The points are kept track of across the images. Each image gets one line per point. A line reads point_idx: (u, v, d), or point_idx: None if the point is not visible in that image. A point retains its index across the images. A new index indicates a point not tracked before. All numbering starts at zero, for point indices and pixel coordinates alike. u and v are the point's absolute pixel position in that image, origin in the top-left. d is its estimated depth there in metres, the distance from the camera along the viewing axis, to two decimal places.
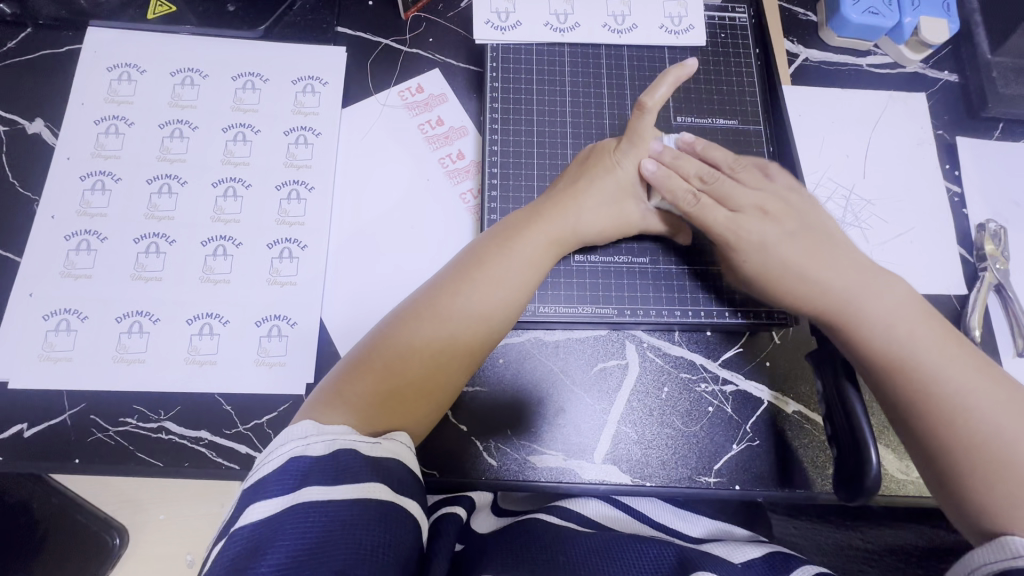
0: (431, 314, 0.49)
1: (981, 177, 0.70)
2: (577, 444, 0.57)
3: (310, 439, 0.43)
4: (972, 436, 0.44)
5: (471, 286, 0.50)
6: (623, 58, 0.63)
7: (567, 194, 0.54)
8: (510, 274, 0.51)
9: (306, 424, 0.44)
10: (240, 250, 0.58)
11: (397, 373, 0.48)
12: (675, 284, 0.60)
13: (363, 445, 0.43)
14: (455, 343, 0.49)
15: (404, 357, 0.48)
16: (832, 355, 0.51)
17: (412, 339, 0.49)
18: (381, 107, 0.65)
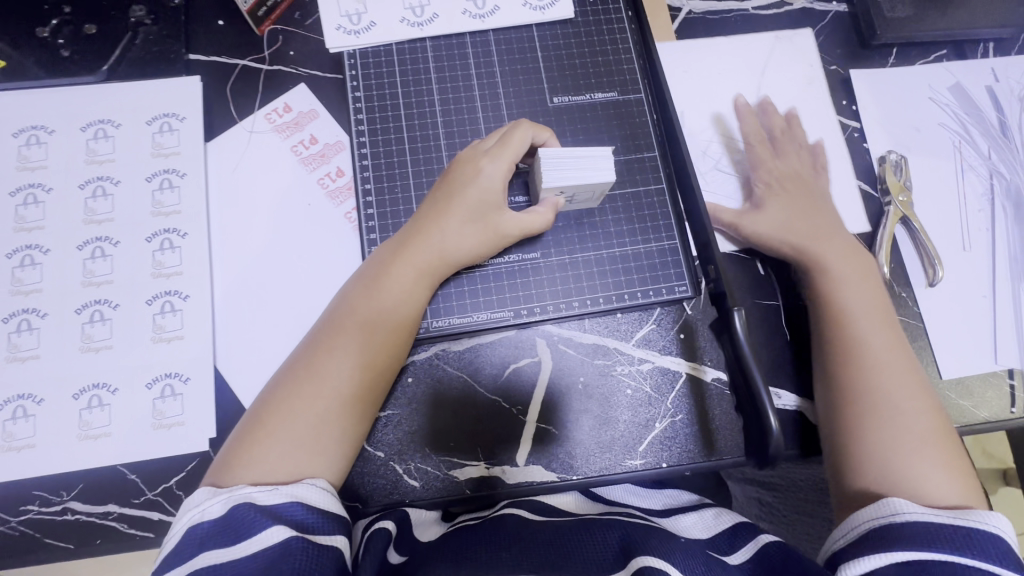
0: (326, 354, 0.49)
1: (879, 109, 0.68)
2: (497, 451, 0.57)
3: (206, 503, 0.43)
4: (871, 395, 0.52)
5: (359, 321, 0.50)
6: (490, 44, 0.60)
7: (432, 215, 0.52)
8: (385, 318, 0.50)
9: (202, 489, 0.43)
10: (118, 312, 0.55)
11: (299, 425, 0.46)
12: (574, 273, 0.58)
13: (257, 497, 0.43)
14: (341, 393, 0.48)
15: (303, 403, 0.47)
16: (728, 326, 0.50)
17: (310, 384, 0.48)
18: (248, 134, 0.62)
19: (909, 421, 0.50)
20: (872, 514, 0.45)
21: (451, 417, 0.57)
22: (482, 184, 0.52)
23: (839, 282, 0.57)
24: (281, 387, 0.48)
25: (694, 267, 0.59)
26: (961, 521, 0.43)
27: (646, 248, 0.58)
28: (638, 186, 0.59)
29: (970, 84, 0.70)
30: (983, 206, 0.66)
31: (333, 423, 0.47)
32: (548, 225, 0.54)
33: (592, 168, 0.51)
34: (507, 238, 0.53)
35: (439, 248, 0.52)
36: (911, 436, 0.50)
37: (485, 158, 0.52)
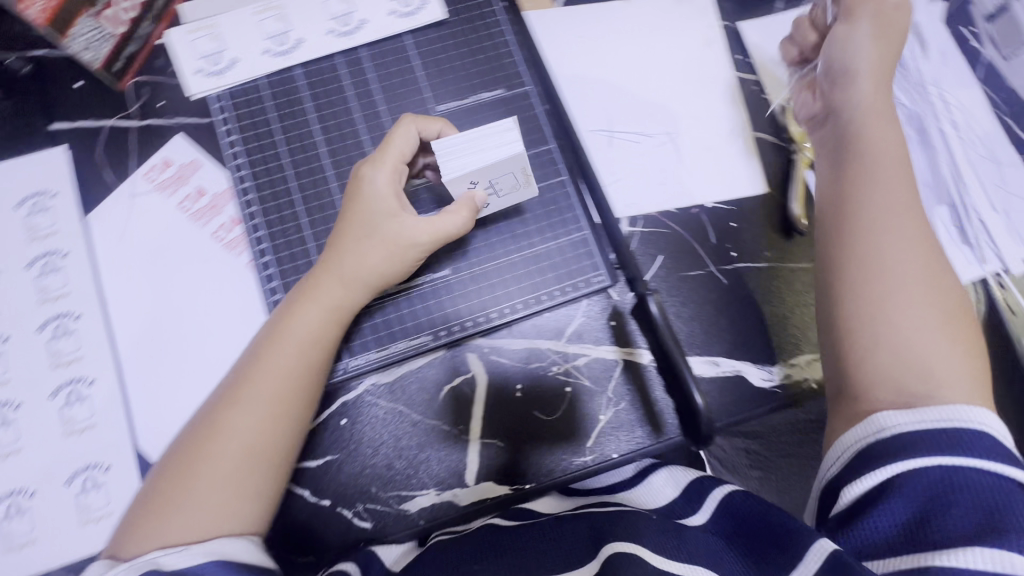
0: (225, 410, 0.47)
1: (774, 57, 0.67)
2: (445, 475, 0.55)
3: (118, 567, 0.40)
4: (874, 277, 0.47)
5: (260, 370, 0.48)
6: (363, 61, 0.57)
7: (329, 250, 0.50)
8: (290, 362, 0.48)
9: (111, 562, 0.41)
10: (21, 412, 0.52)
11: (203, 489, 0.44)
12: (491, 282, 0.57)
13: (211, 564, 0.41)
14: (250, 448, 0.46)
15: (205, 463, 0.45)
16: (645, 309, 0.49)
17: (211, 446, 0.46)
18: (129, 198, 0.58)
19: (910, 299, 0.46)
20: (854, 437, 0.44)
21: (417, 446, 0.56)
22: (372, 192, 0.50)
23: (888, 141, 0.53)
24: (178, 453, 0.46)
25: (609, 254, 0.57)
26: (941, 422, 0.41)
27: (555, 244, 0.57)
28: (539, 181, 0.57)
29: None
30: None
31: (237, 482, 0.45)
32: (467, 220, 0.50)
33: (483, 138, 0.47)
34: (415, 247, 0.51)
35: (346, 272, 0.50)
36: (911, 319, 0.46)
37: (371, 167, 0.51)
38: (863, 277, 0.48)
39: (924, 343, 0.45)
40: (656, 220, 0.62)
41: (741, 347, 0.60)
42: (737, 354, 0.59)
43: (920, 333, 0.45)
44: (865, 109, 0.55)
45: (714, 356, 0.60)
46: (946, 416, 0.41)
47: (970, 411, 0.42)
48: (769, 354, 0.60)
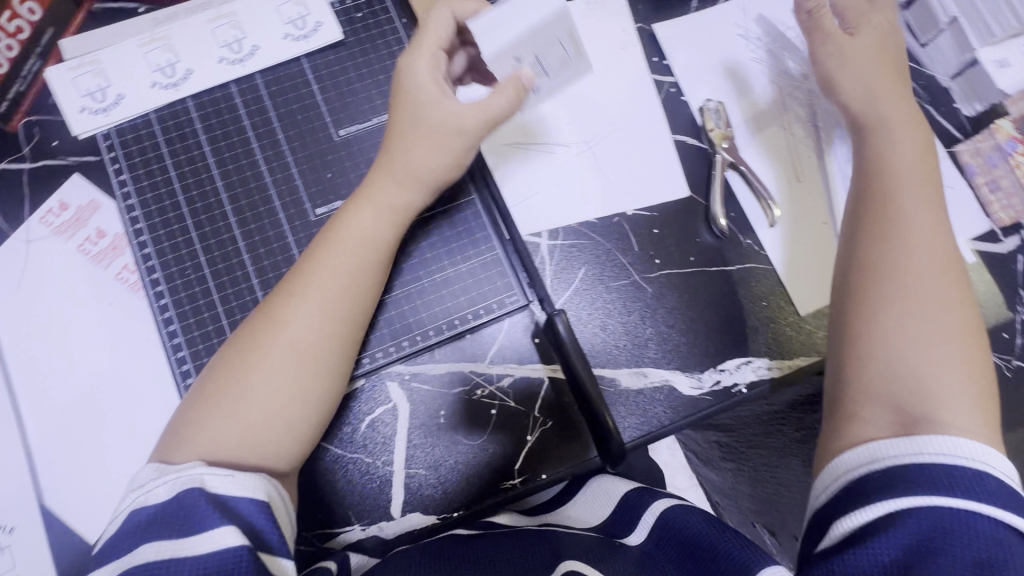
0: (294, 297, 0.48)
1: (691, 58, 0.66)
2: (371, 509, 0.54)
3: (150, 486, 0.41)
4: (899, 290, 0.46)
5: (274, 329, 0.47)
6: (259, 88, 0.55)
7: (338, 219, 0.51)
8: (300, 323, 0.47)
9: (149, 468, 0.42)
10: None
11: (260, 393, 0.45)
12: (407, 308, 0.55)
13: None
14: (262, 412, 0.45)
15: (235, 392, 0.45)
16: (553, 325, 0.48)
17: (279, 339, 0.46)
18: (26, 245, 0.56)
19: (926, 318, 0.45)
20: (853, 463, 0.41)
21: (439, 449, 0.55)
22: (413, 82, 0.50)
23: (903, 138, 0.53)
24: (256, 346, 0.46)
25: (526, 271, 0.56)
26: (947, 458, 0.39)
27: (469, 264, 0.56)
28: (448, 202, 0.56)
29: (775, 12, 0.68)
30: (810, 133, 0.65)
31: (265, 408, 0.45)
32: (508, 105, 0.49)
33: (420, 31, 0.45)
34: (464, 133, 0.50)
35: (355, 234, 0.50)
36: (934, 336, 0.44)
37: (412, 56, 0.51)
38: (893, 294, 0.46)
39: (942, 365, 0.44)
40: (578, 232, 0.61)
41: (668, 357, 0.59)
42: (664, 364, 0.59)
43: (931, 350, 0.44)
44: (885, 106, 0.54)
45: (643, 367, 0.59)
46: (975, 453, 0.39)
47: (993, 453, 0.39)
48: (697, 361, 0.59)
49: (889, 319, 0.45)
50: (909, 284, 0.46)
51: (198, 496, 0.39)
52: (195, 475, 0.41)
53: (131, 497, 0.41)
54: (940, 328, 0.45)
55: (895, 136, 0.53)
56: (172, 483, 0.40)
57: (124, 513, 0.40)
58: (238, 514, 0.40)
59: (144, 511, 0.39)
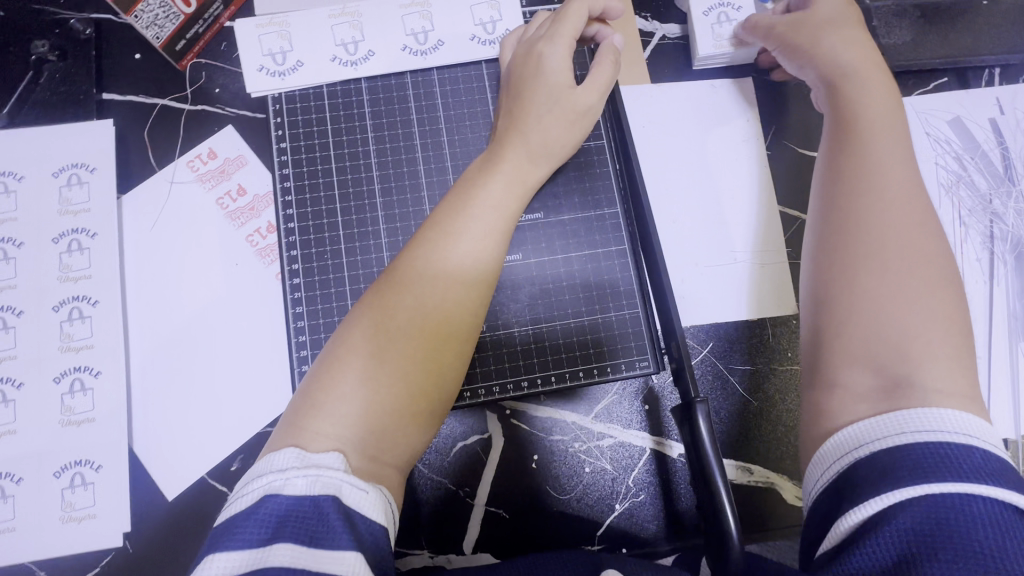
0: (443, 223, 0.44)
1: None
2: (446, 537, 0.52)
3: (289, 474, 0.34)
4: (862, 233, 0.43)
5: (408, 295, 0.42)
6: (434, 84, 0.54)
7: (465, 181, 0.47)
8: (428, 287, 0.42)
9: (293, 451, 0.35)
10: (22, 393, 0.50)
11: (388, 360, 0.40)
12: (534, 344, 0.52)
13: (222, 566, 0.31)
14: (384, 389, 0.39)
15: (354, 360, 0.40)
16: (691, 415, 0.45)
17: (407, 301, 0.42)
18: (169, 186, 0.56)
19: (914, 296, 0.40)
20: (841, 448, 0.37)
21: (528, 496, 0.53)
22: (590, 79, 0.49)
23: (875, 106, 0.49)
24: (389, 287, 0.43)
25: (658, 337, 0.53)
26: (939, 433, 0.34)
27: (604, 316, 0.52)
28: (596, 245, 0.53)
29: (971, 117, 0.63)
30: (980, 255, 0.60)
31: (398, 381, 0.40)
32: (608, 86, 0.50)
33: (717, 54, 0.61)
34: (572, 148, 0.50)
35: (493, 184, 0.46)
36: (915, 312, 0.40)
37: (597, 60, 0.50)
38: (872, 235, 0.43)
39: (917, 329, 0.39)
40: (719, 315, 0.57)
41: (779, 459, 0.55)
42: (774, 467, 0.55)
43: (908, 333, 0.39)
44: (848, 72, 0.51)
45: (752, 465, 0.55)
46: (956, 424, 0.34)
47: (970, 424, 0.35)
48: None
49: (867, 245, 0.43)
50: (894, 239, 0.42)
51: (332, 505, 0.33)
52: (333, 479, 0.35)
53: (267, 479, 0.34)
54: (932, 328, 0.39)
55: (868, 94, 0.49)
56: (311, 482, 0.34)
57: (255, 494, 0.34)
58: (363, 540, 0.33)
59: (278, 502, 0.33)
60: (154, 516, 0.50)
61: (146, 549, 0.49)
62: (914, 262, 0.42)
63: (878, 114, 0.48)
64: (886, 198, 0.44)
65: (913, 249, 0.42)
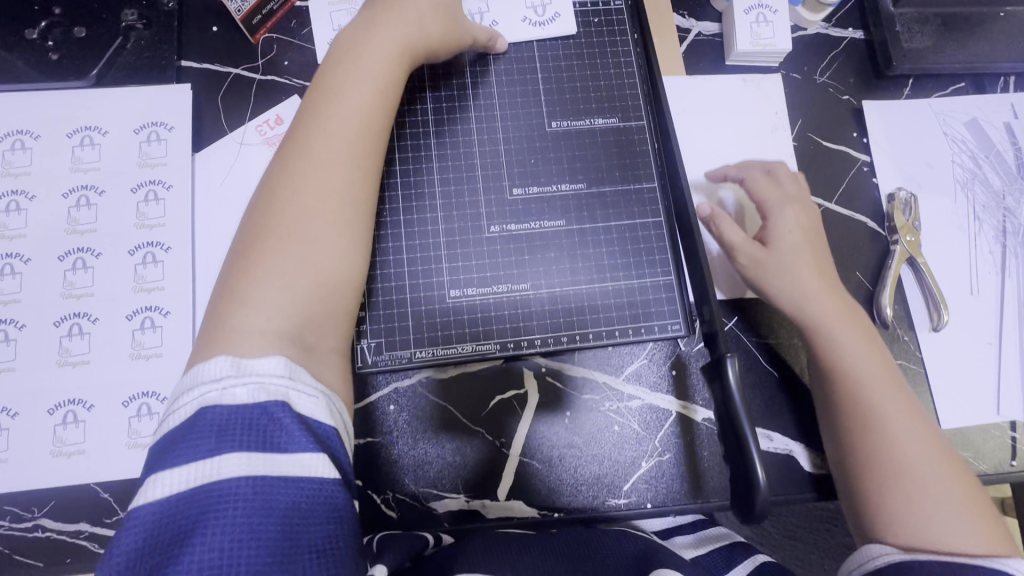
0: (299, 159, 0.45)
1: (891, 142, 0.66)
2: (481, 483, 0.55)
3: (225, 383, 0.37)
4: (869, 428, 0.50)
5: (272, 232, 0.44)
6: (489, 64, 0.59)
7: (314, 113, 0.47)
8: (292, 216, 0.44)
9: (225, 361, 0.38)
10: (97, 327, 0.54)
11: (262, 290, 0.42)
12: (573, 304, 0.55)
13: (223, 462, 0.34)
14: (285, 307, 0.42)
15: (249, 287, 0.42)
16: (720, 373, 0.48)
17: (275, 237, 0.43)
18: (238, 146, 0.60)
19: (931, 490, 0.48)
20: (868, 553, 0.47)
21: (558, 451, 0.56)
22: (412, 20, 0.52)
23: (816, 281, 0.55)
24: (352, 185, 0.46)
25: (689, 305, 0.56)
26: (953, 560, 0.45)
27: (639, 282, 0.56)
28: (634, 216, 0.57)
29: (986, 120, 0.67)
30: (993, 248, 0.64)
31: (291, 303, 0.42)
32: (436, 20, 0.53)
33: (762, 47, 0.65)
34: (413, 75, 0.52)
35: (327, 129, 0.46)
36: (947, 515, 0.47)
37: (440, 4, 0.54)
38: (888, 470, 0.49)
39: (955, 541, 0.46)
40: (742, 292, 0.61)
41: (799, 427, 0.58)
42: (792, 433, 0.58)
43: (935, 516, 0.47)
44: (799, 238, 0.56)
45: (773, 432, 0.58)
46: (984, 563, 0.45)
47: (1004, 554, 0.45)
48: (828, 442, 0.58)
49: (903, 483, 0.48)
50: (914, 466, 0.49)
51: (284, 409, 0.37)
52: (281, 386, 0.38)
53: (202, 392, 0.37)
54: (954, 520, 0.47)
55: (811, 268, 0.55)
56: (255, 389, 0.37)
57: (193, 407, 0.36)
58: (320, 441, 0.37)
59: (216, 413, 0.36)
60: None
61: None
62: (933, 474, 0.49)
63: (856, 345, 0.53)
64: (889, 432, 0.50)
65: (928, 453, 0.49)
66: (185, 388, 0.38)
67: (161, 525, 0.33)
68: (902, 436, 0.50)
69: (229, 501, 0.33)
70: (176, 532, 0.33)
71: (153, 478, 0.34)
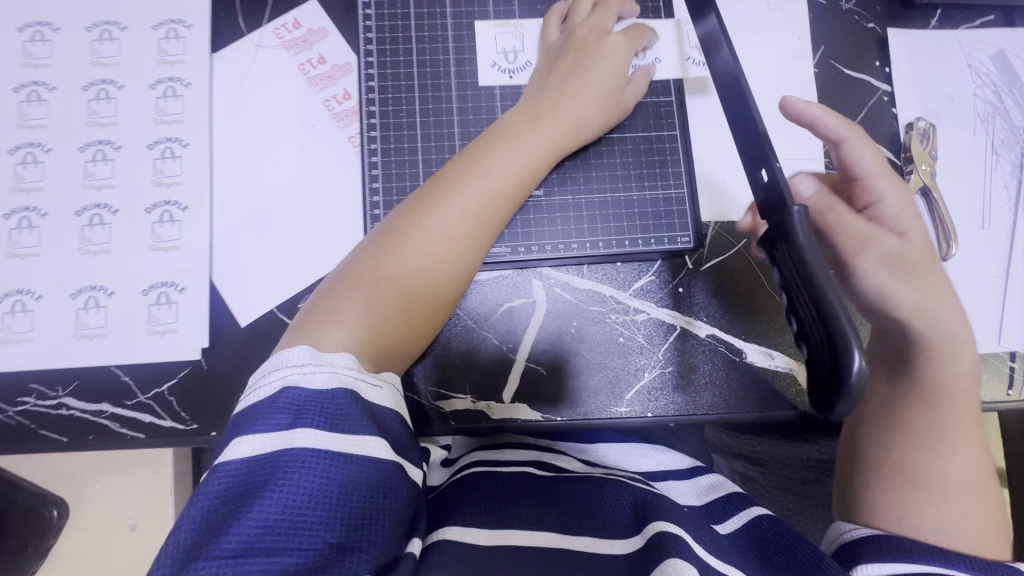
0: (468, 176, 0.49)
1: (913, 73, 0.65)
2: (488, 386, 0.57)
3: (308, 368, 0.40)
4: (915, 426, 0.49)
5: (419, 226, 0.47)
6: None
7: (497, 141, 0.51)
8: (442, 223, 0.47)
9: (303, 350, 0.41)
10: (117, 218, 0.55)
11: (393, 276, 0.46)
12: (584, 214, 0.57)
13: (308, 437, 0.38)
14: (401, 299, 0.46)
15: (386, 267, 0.46)
16: (786, 232, 0.39)
17: (420, 233, 0.47)
18: (256, 49, 0.60)
19: (948, 488, 0.48)
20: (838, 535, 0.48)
21: (564, 357, 0.57)
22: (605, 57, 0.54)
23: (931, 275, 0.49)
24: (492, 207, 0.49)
25: (699, 219, 0.58)
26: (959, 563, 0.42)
27: (651, 195, 0.57)
28: (650, 130, 0.58)
29: (1014, 53, 0.66)
30: (1008, 183, 0.63)
31: (398, 300, 0.46)
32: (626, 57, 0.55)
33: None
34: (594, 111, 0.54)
35: (506, 159, 0.50)
36: (945, 506, 0.47)
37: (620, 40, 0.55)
38: (911, 461, 0.49)
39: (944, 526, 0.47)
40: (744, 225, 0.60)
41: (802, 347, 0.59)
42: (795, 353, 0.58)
43: (934, 502, 0.47)
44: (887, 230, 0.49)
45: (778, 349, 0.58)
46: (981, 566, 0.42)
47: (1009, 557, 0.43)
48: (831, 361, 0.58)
49: (904, 473, 0.49)
50: (931, 463, 0.48)
51: (348, 397, 0.40)
52: (346, 374, 0.41)
53: (283, 374, 0.40)
54: (952, 517, 0.47)
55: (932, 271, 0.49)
56: (329, 376, 0.40)
57: (277, 385, 0.40)
58: (385, 428, 0.42)
59: (295, 394, 0.39)
60: (228, 338, 0.55)
61: (219, 366, 0.54)
62: (954, 486, 0.48)
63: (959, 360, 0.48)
64: (930, 436, 0.49)
65: (958, 463, 0.48)
66: (269, 365, 0.41)
67: (237, 483, 0.37)
68: (942, 443, 0.48)
69: (296, 465, 0.37)
70: (246, 486, 0.36)
71: (233, 440, 0.38)
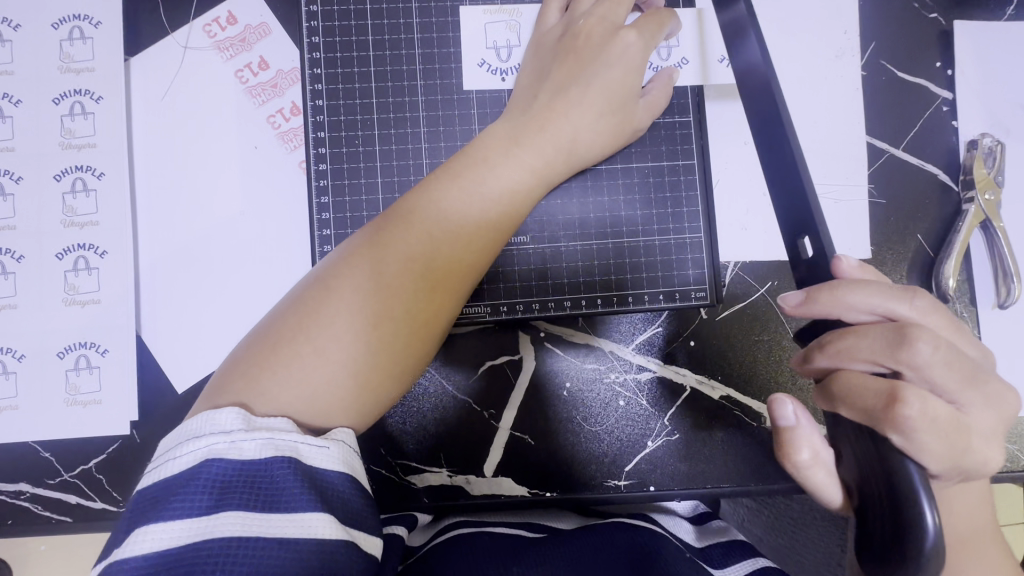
0: (490, 152, 0.41)
1: (980, 76, 0.54)
2: (468, 458, 0.49)
3: (238, 437, 0.29)
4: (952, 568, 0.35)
5: (433, 206, 0.38)
6: None
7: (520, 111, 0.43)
8: (458, 207, 0.39)
9: (236, 411, 0.31)
10: (23, 266, 0.46)
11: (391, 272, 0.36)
12: (580, 262, 0.47)
13: (230, 523, 0.27)
14: (397, 308, 0.36)
15: (384, 260, 0.36)
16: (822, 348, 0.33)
17: (426, 220, 0.38)
18: (182, 51, 0.49)
19: None
20: None
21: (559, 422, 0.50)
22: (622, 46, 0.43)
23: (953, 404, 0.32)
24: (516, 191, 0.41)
25: (716, 265, 0.48)
26: None
27: (661, 240, 0.48)
28: (662, 157, 0.48)
29: None
30: None
31: (398, 308, 0.36)
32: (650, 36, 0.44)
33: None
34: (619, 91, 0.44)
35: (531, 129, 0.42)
36: None
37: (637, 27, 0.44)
38: None
39: None
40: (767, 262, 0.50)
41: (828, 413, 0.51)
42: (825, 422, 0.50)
43: None
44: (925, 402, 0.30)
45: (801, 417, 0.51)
46: None
47: None
48: None
49: None
50: None
51: (290, 469, 0.29)
52: (290, 441, 0.30)
53: (205, 443, 0.29)
54: None
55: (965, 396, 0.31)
56: (264, 446, 0.29)
57: (190, 460, 0.29)
58: (336, 501, 0.30)
59: (217, 468, 0.28)
60: (160, 407, 0.47)
61: (151, 440, 0.47)
62: None
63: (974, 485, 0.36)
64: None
65: None
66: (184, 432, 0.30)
67: None
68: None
69: (216, 564, 0.26)
70: None
71: (137, 527, 0.27)
